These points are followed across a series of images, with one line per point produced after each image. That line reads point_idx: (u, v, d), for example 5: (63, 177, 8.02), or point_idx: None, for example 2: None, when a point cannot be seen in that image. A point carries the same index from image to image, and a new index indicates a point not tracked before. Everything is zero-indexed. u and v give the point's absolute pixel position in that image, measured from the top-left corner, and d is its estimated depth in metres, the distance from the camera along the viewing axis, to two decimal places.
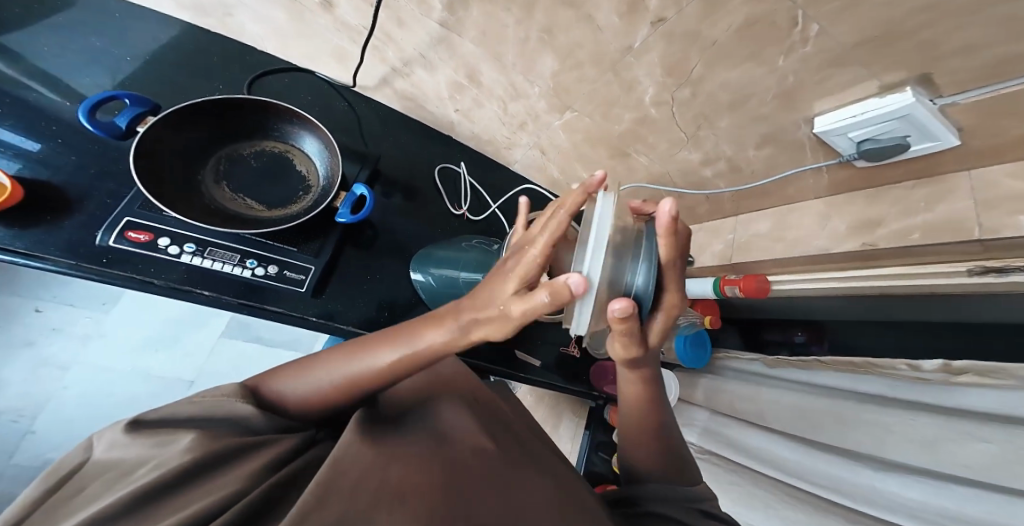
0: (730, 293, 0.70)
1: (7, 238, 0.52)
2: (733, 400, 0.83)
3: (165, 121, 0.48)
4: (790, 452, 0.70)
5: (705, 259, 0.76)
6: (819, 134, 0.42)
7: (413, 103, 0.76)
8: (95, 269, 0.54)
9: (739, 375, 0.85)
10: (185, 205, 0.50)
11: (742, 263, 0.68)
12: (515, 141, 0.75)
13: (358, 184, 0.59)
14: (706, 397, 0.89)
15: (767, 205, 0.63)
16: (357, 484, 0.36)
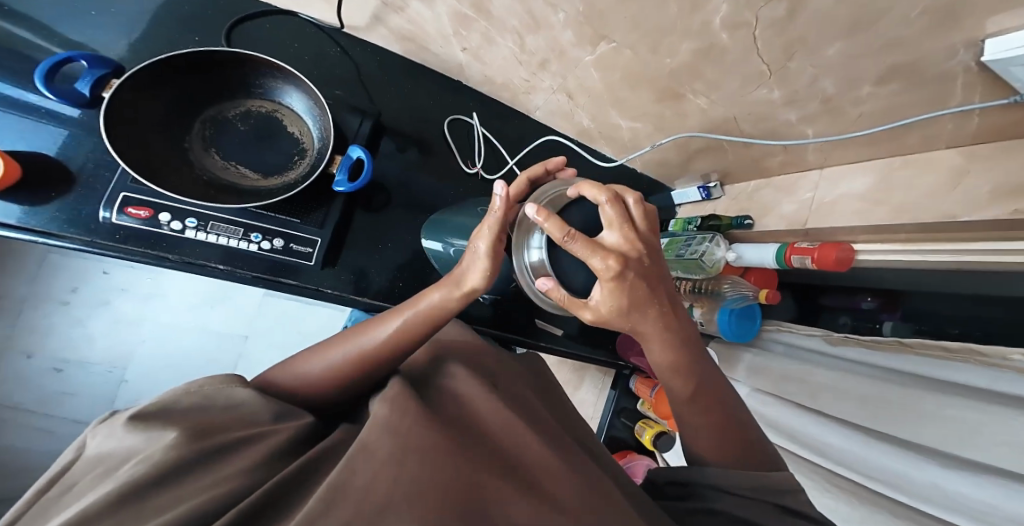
0: (797, 263, 0.59)
1: (21, 215, 0.50)
2: (780, 379, 0.72)
3: (134, 82, 0.42)
4: (845, 440, 0.61)
5: (769, 221, 0.65)
6: (990, 64, 0.29)
7: (415, 44, 0.64)
8: (109, 246, 0.52)
9: (787, 350, 0.73)
10: (175, 177, 0.45)
11: (819, 228, 0.56)
12: (536, 85, 0.63)
13: (354, 145, 0.52)
14: (750, 373, 0.78)
15: (875, 155, 0.50)
16: (370, 486, 0.31)
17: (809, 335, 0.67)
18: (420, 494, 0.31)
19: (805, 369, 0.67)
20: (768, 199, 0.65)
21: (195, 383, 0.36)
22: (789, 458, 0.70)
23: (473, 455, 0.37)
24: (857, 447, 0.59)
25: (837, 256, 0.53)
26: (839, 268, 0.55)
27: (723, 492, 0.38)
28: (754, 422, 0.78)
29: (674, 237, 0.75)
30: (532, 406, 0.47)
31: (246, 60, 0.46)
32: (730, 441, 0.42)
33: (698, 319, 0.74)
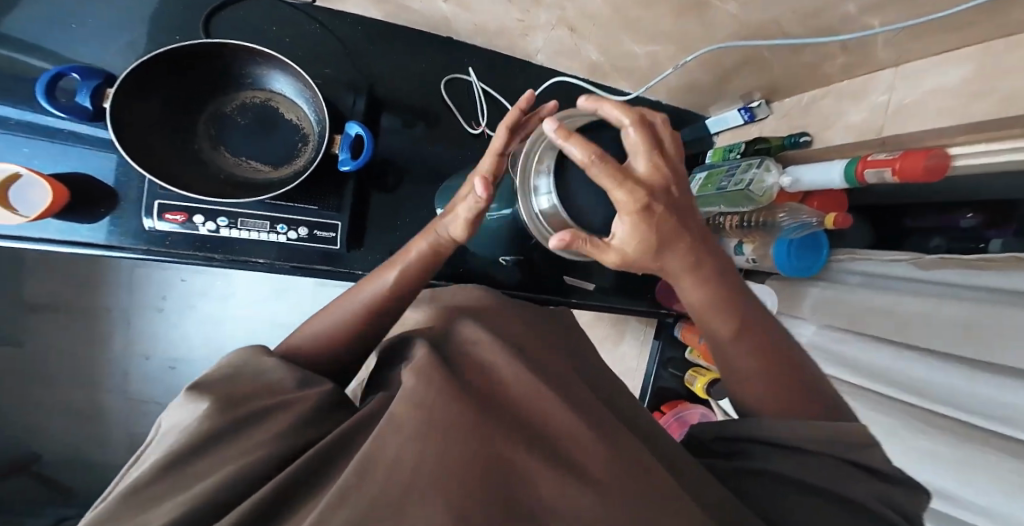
0: (874, 177, 0.48)
1: (88, 231, 0.54)
2: (857, 313, 0.61)
3: (132, 89, 0.42)
4: (942, 375, 0.51)
5: (832, 135, 0.55)
6: None
7: (393, 5, 0.58)
8: (163, 252, 0.56)
9: (867, 282, 0.62)
10: (192, 179, 0.46)
11: (897, 138, 0.47)
12: (532, 24, 0.57)
13: (351, 121, 0.50)
14: (815, 311, 0.68)
15: (968, 40, 0.39)
16: (389, 466, 0.27)
17: (897, 260, 0.56)
18: (456, 457, 0.28)
19: (889, 298, 0.57)
20: (830, 110, 0.55)
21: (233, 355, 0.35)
22: (867, 400, 0.61)
23: (507, 422, 0.34)
24: (955, 381, 0.49)
25: (926, 162, 0.41)
26: (935, 175, 0.42)
27: (780, 448, 0.33)
28: (818, 359, 0.69)
29: (713, 168, 0.67)
30: (558, 369, 0.44)
31: (227, 50, 0.45)
32: (786, 392, 0.37)
33: (748, 257, 0.67)
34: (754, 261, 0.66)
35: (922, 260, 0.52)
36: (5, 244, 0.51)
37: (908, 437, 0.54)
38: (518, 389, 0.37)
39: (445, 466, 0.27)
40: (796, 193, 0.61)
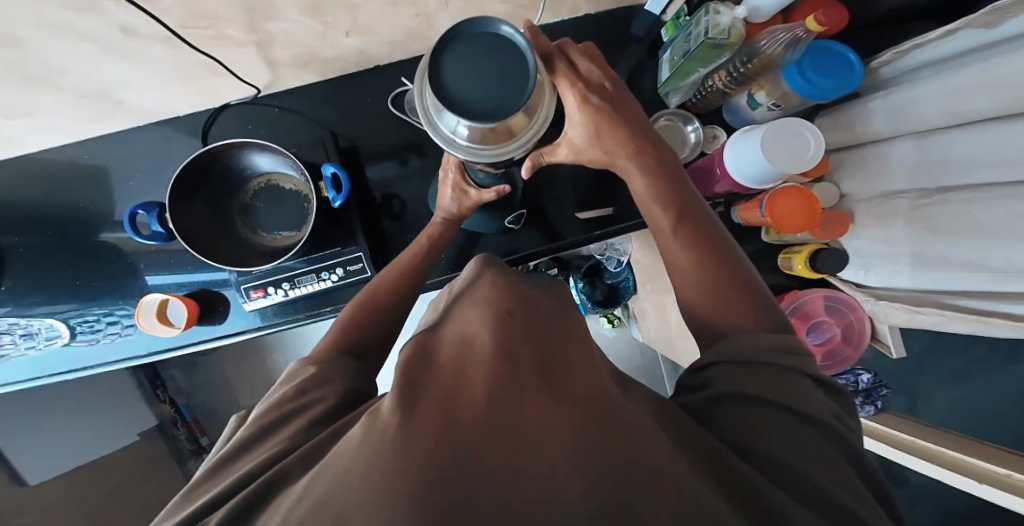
0: None
1: (218, 326, 0.74)
2: (934, 107, 0.46)
3: (183, 213, 0.58)
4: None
5: None
6: None
7: (317, 61, 0.68)
8: (266, 325, 0.71)
9: (933, 70, 0.47)
10: (249, 259, 0.62)
11: None
12: (424, 9, 0.61)
13: (326, 165, 0.60)
14: (890, 123, 0.52)
15: None
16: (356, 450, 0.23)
17: (950, 33, 0.43)
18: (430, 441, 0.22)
19: (960, 76, 0.43)
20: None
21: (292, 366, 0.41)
22: (979, 204, 0.44)
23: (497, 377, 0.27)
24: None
25: None
26: None
27: (744, 367, 0.32)
28: (881, 182, 0.54)
29: (674, 42, 0.61)
30: (545, 322, 0.37)
31: (225, 158, 0.60)
32: (721, 294, 0.37)
33: (767, 105, 0.56)
34: (777, 107, 0.56)
35: (979, 19, 0.40)
36: (187, 350, 0.74)
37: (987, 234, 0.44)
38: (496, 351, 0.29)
39: (419, 449, 0.21)
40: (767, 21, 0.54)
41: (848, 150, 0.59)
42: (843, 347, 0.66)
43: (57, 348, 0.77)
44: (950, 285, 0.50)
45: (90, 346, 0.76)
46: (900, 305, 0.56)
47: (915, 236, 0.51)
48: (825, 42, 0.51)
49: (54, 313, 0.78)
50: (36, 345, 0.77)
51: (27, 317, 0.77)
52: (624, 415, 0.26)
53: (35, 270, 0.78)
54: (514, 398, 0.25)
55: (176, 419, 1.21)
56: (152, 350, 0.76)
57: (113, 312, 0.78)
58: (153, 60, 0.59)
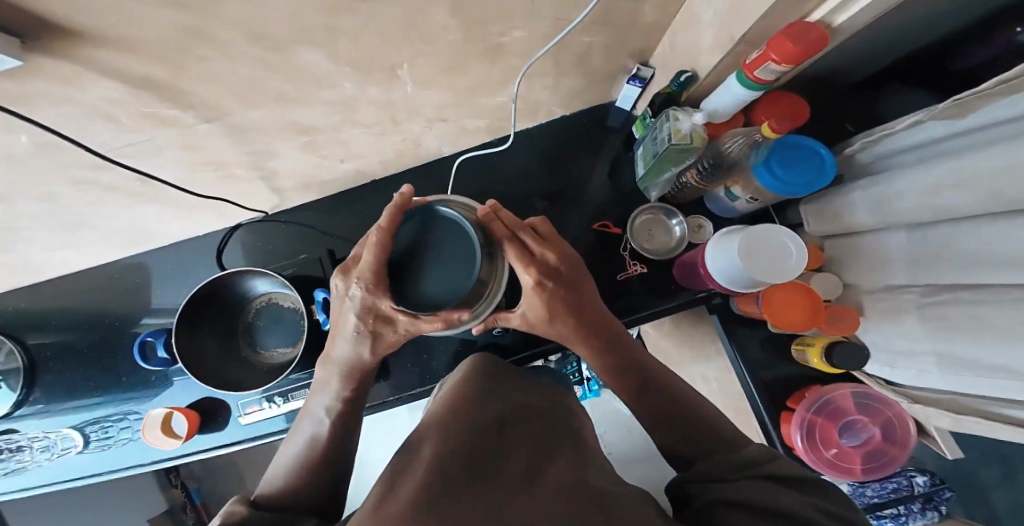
0: (766, 75, 0.44)
1: (219, 434, 0.75)
2: (905, 201, 0.46)
3: (186, 341, 0.61)
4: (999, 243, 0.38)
5: (708, 60, 0.50)
6: None
7: (321, 184, 0.74)
8: (261, 435, 0.71)
9: (904, 160, 0.48)
10: (247, 379, 0.64)
11: (755, 20, 0.40)
12: (412, 135, 0.66)
13: (320, 289, 0.63)
14: (874, 215, 0.50)
15: None
16: None
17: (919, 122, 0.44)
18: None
19: (934, 169, 0.42)
20: (693, 33, 0.50)
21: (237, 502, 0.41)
22: (990, 304, 0.40)
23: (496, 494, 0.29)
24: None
25: (793, 45, 0.38)
26: (815, 51, 0.39)
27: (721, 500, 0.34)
28: (882, 272, 0.51)
29: (645, 141, 0.64)
30: (528, 427, 0.40)
31: (227, 287, 0.64)
32: (688, 438, 0.45)
33: (745, 199, 0.56)
34: (754, 201, 0.55)
35: (946, 110, 0.40)
36: (184, 462, 0.74)
37: (992, 333, 0.40)
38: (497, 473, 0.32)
39: None
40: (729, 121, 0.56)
41: (841, 237, 0.57)
42: (886, 448, 0.57)
43: (73, 457, 0.80)
44: (989, 392, 0.43)
45: (102, 453, 0.79)
46: (939, 409, 0.49)
47: (934, 334, 0.46)
48: (794, 137, 0.50)
49: (71, 421, 0.82)
50: (52, 456, 0.81)
51: (50, 429, 0.82)
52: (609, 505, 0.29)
53: (62, 379, 0.84)
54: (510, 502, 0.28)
55: (185, 504, 1.20)
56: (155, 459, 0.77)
57: (125, 417, 0.81)
58: (175, 200, 0.66)
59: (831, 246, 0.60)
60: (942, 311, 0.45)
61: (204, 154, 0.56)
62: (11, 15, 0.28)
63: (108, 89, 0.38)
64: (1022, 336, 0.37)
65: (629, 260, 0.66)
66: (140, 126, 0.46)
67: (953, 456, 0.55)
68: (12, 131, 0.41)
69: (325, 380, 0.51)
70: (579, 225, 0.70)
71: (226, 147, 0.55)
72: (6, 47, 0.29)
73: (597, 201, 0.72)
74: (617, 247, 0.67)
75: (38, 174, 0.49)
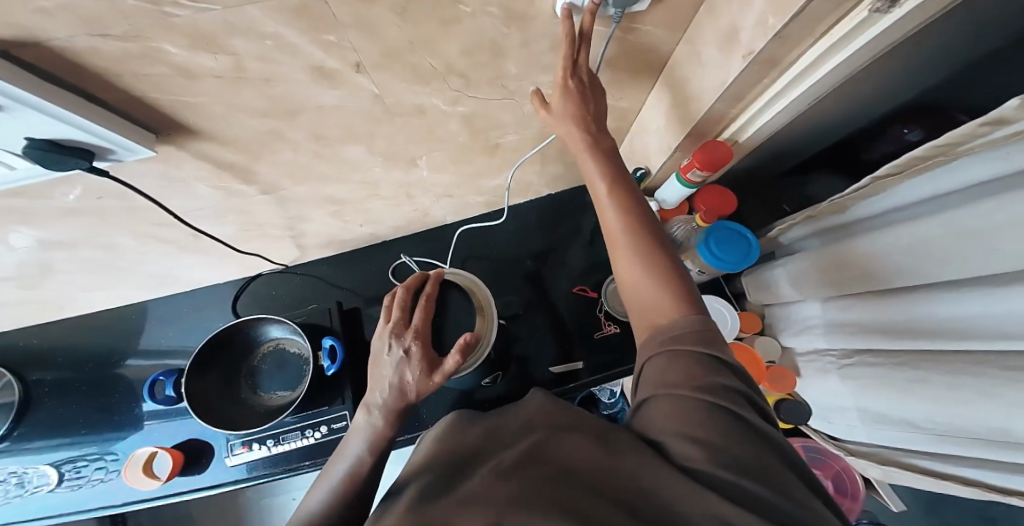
0: (696, 178, 0.57)
1: (198, 476, 0.75)
2: (813, 275, 0.57)
3: (195, 379, 0.67)
4: (890, 312, 0.48)
5: (660, 161, 0.65)
6: (572, 18, 0.38)
7: (338, 243, 0.84)
8: (244, 480, 0.72)
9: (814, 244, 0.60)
10: (242, 419, 0.68)
11: (687, 137, 0.55)
12: (423, 207, 0.79)
13: (328, 337, 0.72)
14: (794, 288, 0.60)
15: (650, 74, 0.52)
16: None
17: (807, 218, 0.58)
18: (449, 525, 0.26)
19: (829, 253, 0.54)
20: (642, 140, 0.66)
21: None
22: (885, 367, 0.50)
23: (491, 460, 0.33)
24: (921, 309, 0.44)
25: (709, 156, 0.52)
26: (726, 161, 0.53)
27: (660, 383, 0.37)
28: (809, 340, 0.61)
29: None
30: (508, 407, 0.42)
31: (242, 336, 0.72)
32: (680, 295, 0.42)
33: (695, 270, 0.66)
34: (703, 272, 0.66)
35: (827, 208, 0.54)
36: (158, 505, 0.74)
37: (890, 389, 0.49)
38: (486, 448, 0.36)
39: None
40: (678, 209, 0.69)
41: (773, 307, 0.68)
42: (841, 500, 0.65)
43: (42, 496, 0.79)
44: (903, 444, 0.51)
45: (71, 492, 0.78)
46: (871, 460, 0.57)
47: (854, 392, 0.55)
48: (726, 224, 0.62)
49: (48, 458, 0.82)
50: (25, 492, 0.80)
51: (24, 465, 0.82)
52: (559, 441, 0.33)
53: (52, 415, 0.85)
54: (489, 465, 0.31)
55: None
56: (125, 501, 0.76)
57: (103, 457, 0.80)
58: (212, 252, 0.76)
59: (771, 314, 0.69)
60: (857, 373, 0.54)
61: (249, 216, 0.67)
62: (157, 117, 0.41)
63: (196, 166, 0.50)
64: (909, 390, 0.47)
65: (605, 321, 0.76)
66: (207, 193, 0.57)
67: (898, 508, 0.62)
68: (111, 193, 0.52)
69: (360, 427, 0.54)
70: (561, 287, 0.81)
71: (268, 211, 0.67)
72: (142, 139, 0.42)
73: (576, 266, 0.83)
74: (593, 308, 0.77)
75: (114, 226, 0.60)
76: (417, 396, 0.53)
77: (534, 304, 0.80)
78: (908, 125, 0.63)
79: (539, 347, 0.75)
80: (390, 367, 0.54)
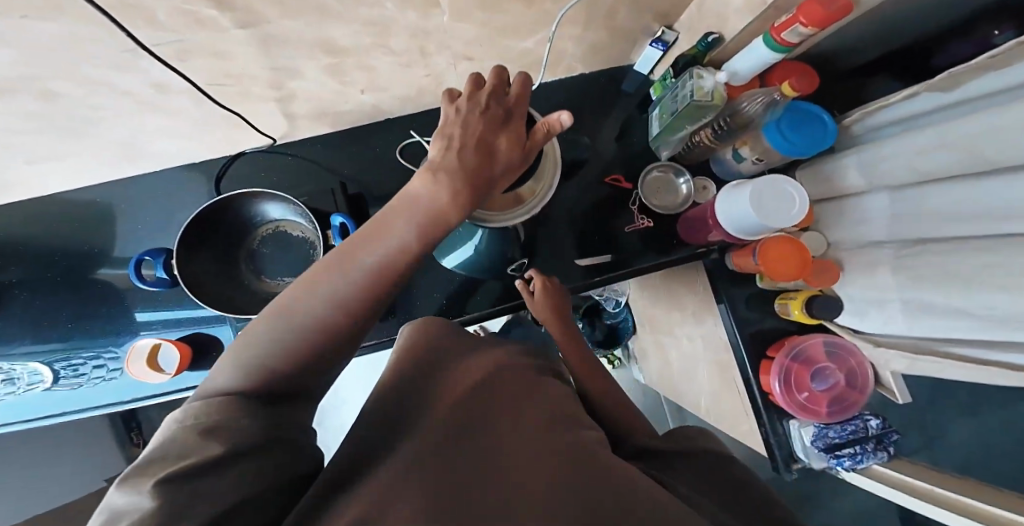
0: (790, 40, 0.48)
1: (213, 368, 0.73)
2: (894, 160, 0.51)
3: (186, 262, 0.58)
4: (969, 201, 0.44)
5: (735, 26, 0.55)
6: None
7: (332, 115, 0.73)
8: None
9: (900, 129, 0.53)
10: (251, 305, 0.63)
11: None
12: (435, 71, 0.66)
13: (336, 214, 0.62)
14: (866, 175, 0.56)
15: None
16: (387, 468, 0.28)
17: (912, 94, 0.49)
18: (447, 505, 0.24)
19: (922, 136, 0.47)
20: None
21: (172, 445, 0.24)
22: (953, 255, 0.47)
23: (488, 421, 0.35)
24: (1008, 195, 0.40)
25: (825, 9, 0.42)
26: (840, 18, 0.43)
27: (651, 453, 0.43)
28: (860, 231, 0.58)
29: (661, 101, 0.69)
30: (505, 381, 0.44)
31: (234, 216, 0.62)
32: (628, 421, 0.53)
33: (750, 159, 0.64)
34: (759, 161, 0.63)
35: (936, 83, 0.46)
36: (174, 397, 0.73)
37: (948, 277, 0.48)
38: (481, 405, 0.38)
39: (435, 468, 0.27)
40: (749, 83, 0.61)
41: (827, 200, 0.64)
42: (847, 393, 0.64)
43: (40, 393, 0.75)
44: (944, 334, 0.50)
45: (74, 390, 0.75)
46: (900, 352, 0.56)
47: (900, 284, 0.54)
48: (800, 104, 0.57)
49: (38, 357, 0.76)
50: (17, 391, 0.75)
51: (13, 363, 0.76)
52: (560, 433, 0.34)
53: (29, 310, 0.78)
54: (488, 447, 0.31)
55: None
56: (137, 395, 0.74)
57: (102, 356, 0.77)
58: (185, 118, 0.63)
59: (818, 210, 0.66)
60: (909, 262, 0.52)
61: (225, 62, 0.53)
62: None
63: None
64: (969, 281, 0.45)
65: (638, 214, 0.72)
66: (176, 26, 0.44)
67: (903, 400, 0.62)
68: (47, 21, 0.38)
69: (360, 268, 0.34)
70: (591, 180, 0.74)
71: (250, 56, 0.53)
72: None
73: (605, 159, 0.76)
74: (626, 200, 0.73)
75: (52, 73, 0.46)
76: (457, 216, 0.37)
77: (561, 198, 0.74)
78: (1001, 24, 0.52)
79: (564, 239, 0.73)
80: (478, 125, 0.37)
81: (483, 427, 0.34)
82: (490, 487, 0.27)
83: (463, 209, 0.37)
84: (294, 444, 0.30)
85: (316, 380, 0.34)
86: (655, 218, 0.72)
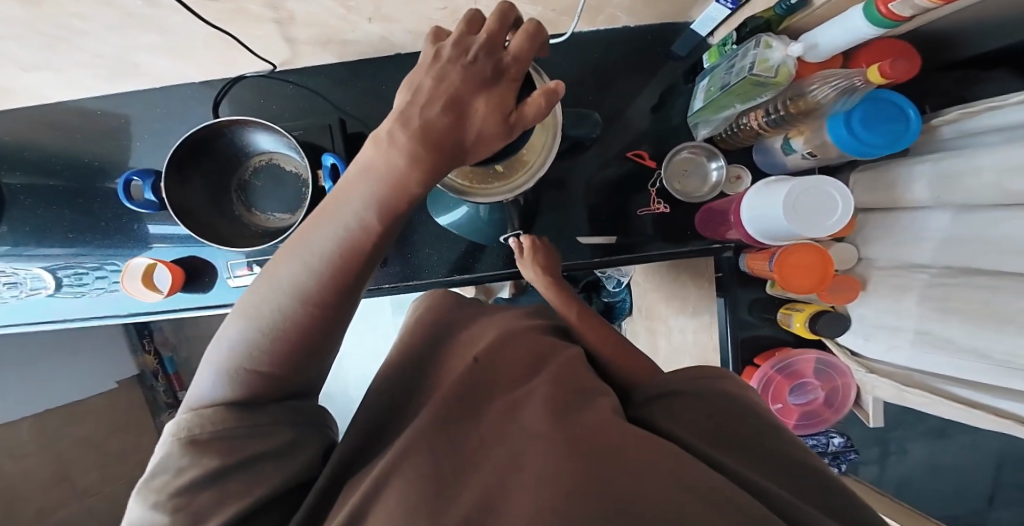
0: (898, 10, 0.39)
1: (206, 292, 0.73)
2: (985, 176, 0.41)
3: (174, 185, 0.56)
4: None
5: None
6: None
7: (340, 44, 0.66)
8: None
9: (1005, 137, 0.41)
10: (241, 239, 0.61)
11: None
12: (456, 8, 0.58)
13: (329, 153, 0.58)
14: (932, 190, 0.47)
15: None
16: (436, 468, 0.29)
17: None
18: (432, 503, 0.26)
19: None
20: None
21: (171, 457, 0.26)
22: (995, 296, 0.41)
23: (498, 405, 0.35)
24: None
25: None
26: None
27: (657, 397, 0.41)
28: (898, 249, 0.53)
29: (714, 71, 0.61)
30: (511, 356, 0.42)
31: (223, 144, 0.59)
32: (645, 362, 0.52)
33: (803, 152, 0.57)
34: (812, 156, 0.56)
35: None
36: (169, 314, 0.74)
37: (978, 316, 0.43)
38: (499, 386, 0.38)
39: (430, 474, 0.28)
40: (827, 63, 0.52)
41: (873, 211, 0.58)
42: (822, 410, 0.64)
43: (42, 299, 0.76)
44: (946, 371, 0.48)
45: (76, 300, 0.76)
46: (891, 381, 0.55)
47: (924, 314, 0.49)
48: (885, 93, 0.49)
49: (40, 262, 0.77)
50: (20, 294, 0.76)
51: (15, 266, 0.77)
52: (577, 416, 0.31)
53: (27, 218, 0.76)
54: (481, 431, 0.32)
55: (156, 371, 1.32)
56: (134, 311, 0.75)
57: (102, 267, 0.76)
58: (178, 36, 0.56)
59: (858, 220, 0.60)
60: (937, 291, 0.48)
61: None
62: None
63: None
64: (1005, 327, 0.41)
65: (655, 198, 0.68)
66: None
67: (875, 424, 0.61)
68: None
69: (313, 244, 0.30)
70: (614, 154, 0.69)
71: None
72: None
73: (632, 132, 0.69)
74: (646, 180, 0.68)
75: None
76: (420, 185, 0.30)
77: (576, 169, 0.68)
78: None
79: (574, 213, 0.69)
80: (477, 92, 0.28)
81: (474, 416, 0.34)
82: (480, 472, 0.28)
83: (425, 179, 0.29)
84: (284, 419, 0.31)
85: (314, 370, 0.34)
86: (671, 204, 0.67)
